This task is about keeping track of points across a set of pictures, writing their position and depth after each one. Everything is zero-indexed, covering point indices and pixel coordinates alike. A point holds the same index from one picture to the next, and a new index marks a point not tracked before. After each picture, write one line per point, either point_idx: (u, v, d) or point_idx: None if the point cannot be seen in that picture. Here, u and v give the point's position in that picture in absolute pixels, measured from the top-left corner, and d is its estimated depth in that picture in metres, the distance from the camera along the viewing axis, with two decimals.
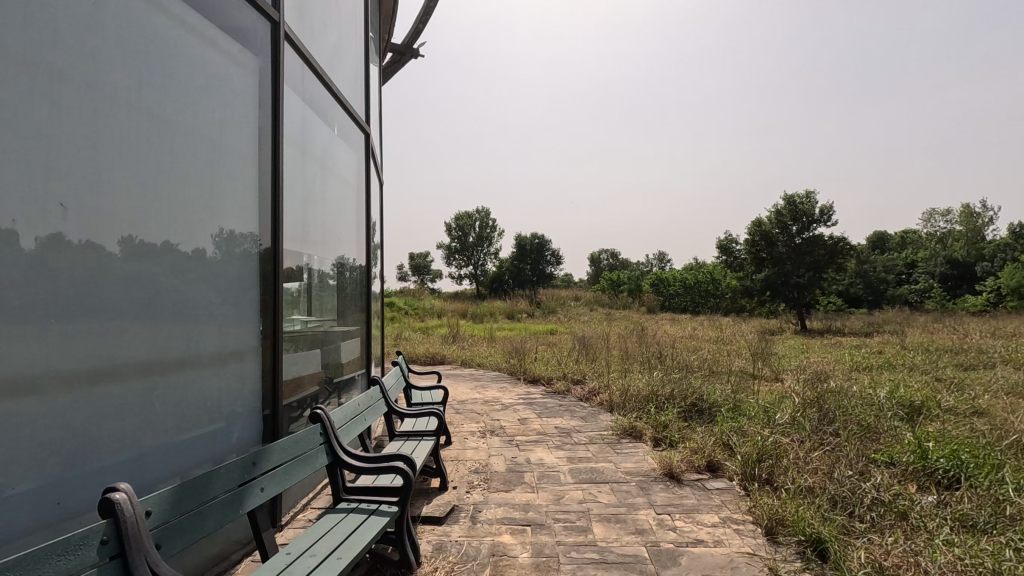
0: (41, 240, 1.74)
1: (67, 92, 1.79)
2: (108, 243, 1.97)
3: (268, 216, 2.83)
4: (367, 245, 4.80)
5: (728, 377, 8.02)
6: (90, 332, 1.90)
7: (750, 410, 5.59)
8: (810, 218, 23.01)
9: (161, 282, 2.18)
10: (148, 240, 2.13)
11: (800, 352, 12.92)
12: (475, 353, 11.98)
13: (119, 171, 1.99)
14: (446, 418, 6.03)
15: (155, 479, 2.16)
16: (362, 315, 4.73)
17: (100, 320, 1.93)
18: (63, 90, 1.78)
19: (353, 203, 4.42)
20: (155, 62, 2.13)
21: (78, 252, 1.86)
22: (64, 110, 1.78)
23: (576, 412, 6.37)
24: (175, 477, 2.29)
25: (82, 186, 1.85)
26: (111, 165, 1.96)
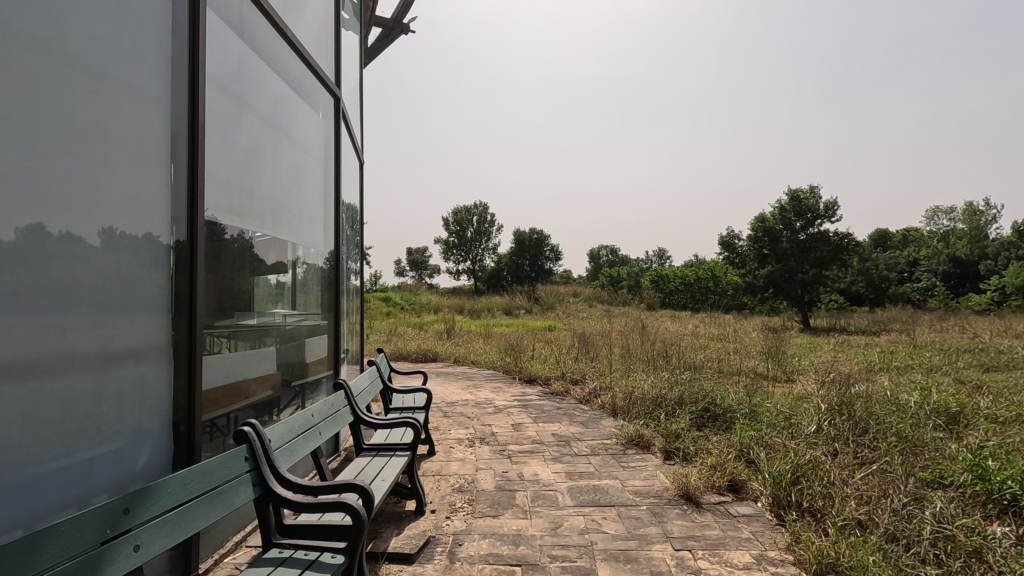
0: (20, 229, 1.57)
1: (38, 63, 1.58)
2: (86, 234, 1.78)
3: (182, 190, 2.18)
4: (336, 233, 4.16)
5: (740, 378, 7.45)
6: (68, 328, 1.71)
7: (769, 418, 5.01)
8: (814, 214, 22.40)
9: (138, 275, 1.96)
10: (129, 231, 1.94)
11: (809, 351, 12.39)
12: (470, 350, 11.40)
13: (94, 154, 1.78)
14: (432, 423, 5.45)
15: (25, 518, 1.59)
16: (333, 311, 4.10)
17: (74, 310, 1.72)
18: (33, 60, 1.57)
19: (317, 182, 3.78)
20: (128, 28, 1.90)
21: (59, 244, 1.68)
22: (35, 81, 1.58)
23: (575, 416, 5.80)
24: (69, 510, 1.73)
25: (60, 171, 1.67)
26: (82, 146, 1.74)
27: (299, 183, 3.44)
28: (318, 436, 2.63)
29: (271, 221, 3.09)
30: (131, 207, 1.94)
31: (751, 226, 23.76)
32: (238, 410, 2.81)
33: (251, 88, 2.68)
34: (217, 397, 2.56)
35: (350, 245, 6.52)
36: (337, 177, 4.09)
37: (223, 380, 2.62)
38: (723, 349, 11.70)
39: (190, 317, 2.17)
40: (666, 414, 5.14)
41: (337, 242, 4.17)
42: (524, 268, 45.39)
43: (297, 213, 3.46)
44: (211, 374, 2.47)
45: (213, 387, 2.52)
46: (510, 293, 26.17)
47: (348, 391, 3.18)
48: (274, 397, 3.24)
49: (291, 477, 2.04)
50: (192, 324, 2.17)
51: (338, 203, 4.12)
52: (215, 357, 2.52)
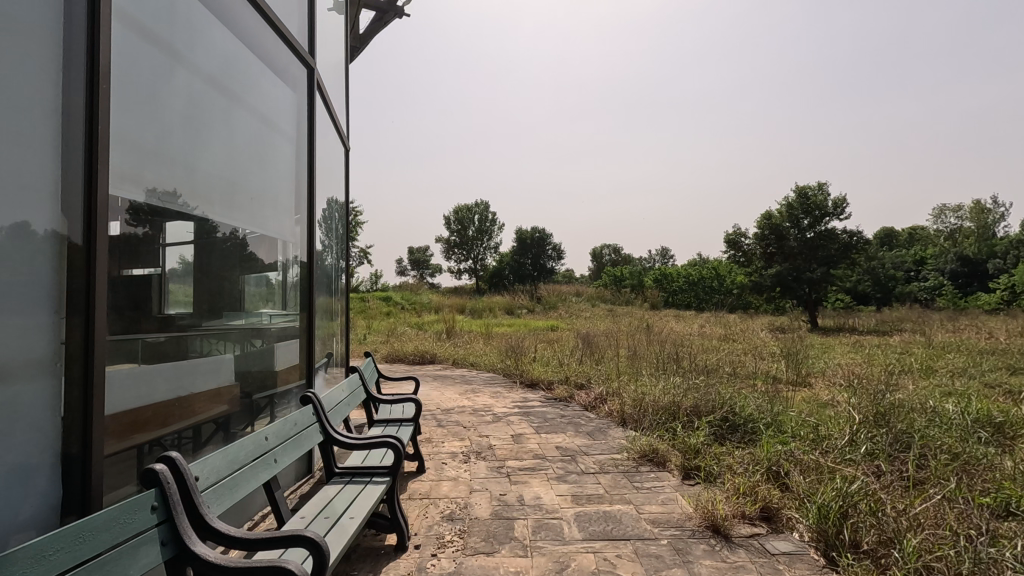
0: None
1: None
2: (42, 227, 1.56)
3: (79, 179, 1.66)
4: (311, 227, 3.61)
5: (757, 384, 6.96)
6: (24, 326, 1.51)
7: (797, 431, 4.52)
8: (822, 211, 21.86)
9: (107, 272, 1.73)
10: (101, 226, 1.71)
11: (822, 352, 11.88)
12: (469, 351, 10.92)
13: (42, 137, 1.55)
14: (424, 434, 4.98)
15: None
16: (307, 312, 3.57)
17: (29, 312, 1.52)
18: None
19: (285, 167, 3.26)
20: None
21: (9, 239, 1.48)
22: None
23: (581, 426, 5.32)
24: None
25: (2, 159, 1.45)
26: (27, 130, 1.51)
27: (257, 164, 2.93)
28: (273, 464, 2.16)
29: (217, 202, 2.57)
30: (32, 180, 1.53)
31: (758, 224, 23.23)
32: (179, 430, 2.36)
33: (188, 38, 2.21)
34: (143, 419, 2.10)
35: (334, 240, 6.05)
36: (312, 165, 3.57)
37: (154, 397, 2.16)
38: (733, 350, 11.20)
39: (87, 310, 1.67)
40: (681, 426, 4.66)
41: (311, 236, 3.62)
42: (526, 267, 44.94)
43: (255, 197, 2.94)
44: (132, 390, 2.01)
45: (140, 406, 2.06)
46: (512, 292, 25.66)
47: (317, 405, 2.72)
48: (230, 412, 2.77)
49: (215, 525, 1.58)
50: (91, 320, 1.67)
51: (314, 195, 3.60)
52: (142, 370, 2.06)
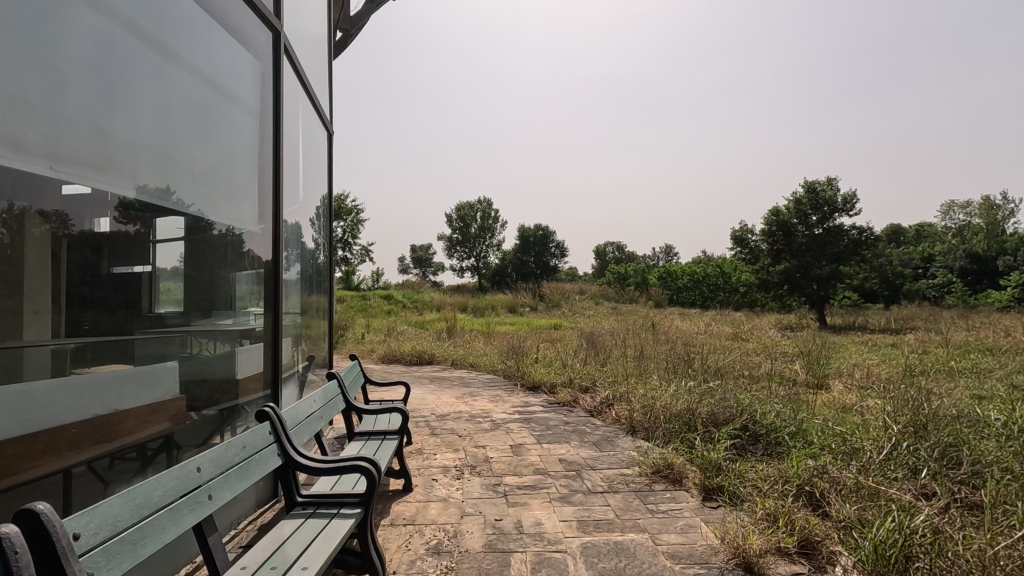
0: None
1: None
2: None
3: None
4: (276, 216, 3.14)
5: (774, 387, 6.51)
6: None
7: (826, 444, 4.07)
8: (832, 207, 21.35)
9: None
10: None
11: (836, 351, 11.41)
12: (468, 351, 10.46)
13: None
14: (415, 444, 4.56)
15: None
16: (272, 312, 3.10)
17: None
18: None
19: (245, 145, 2.81)
20: None
21: None
22: None
23: (587, 435, 4.89)
24: None
25: None
26: None
27: (208, 139, 2.49)
28: (206, 501, 1.73)
29: (144, 182, 2.13)
30: None
31: (765, 220, 22.72)
32: (92, 459, 1.92)
33: None
34: (27, 452, 1.66)
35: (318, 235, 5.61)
36: (278, 146, 3.11)
37: (81, 413, 1.86)
38: (744, 350, 10.73)
39: None
40: (698, 437, 4.21)
41: (278, 226, 3.15)
42: (529, 265, 44.48)
43: (204, 178, 2.50)
44: (15, 412, 1.62)
45: (58, 425, 1.77)
46: (514, 290, 25.19)
47: (276, 424, 2.31)
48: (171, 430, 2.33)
49: None
50: None
51: (281, 179, 3.14)
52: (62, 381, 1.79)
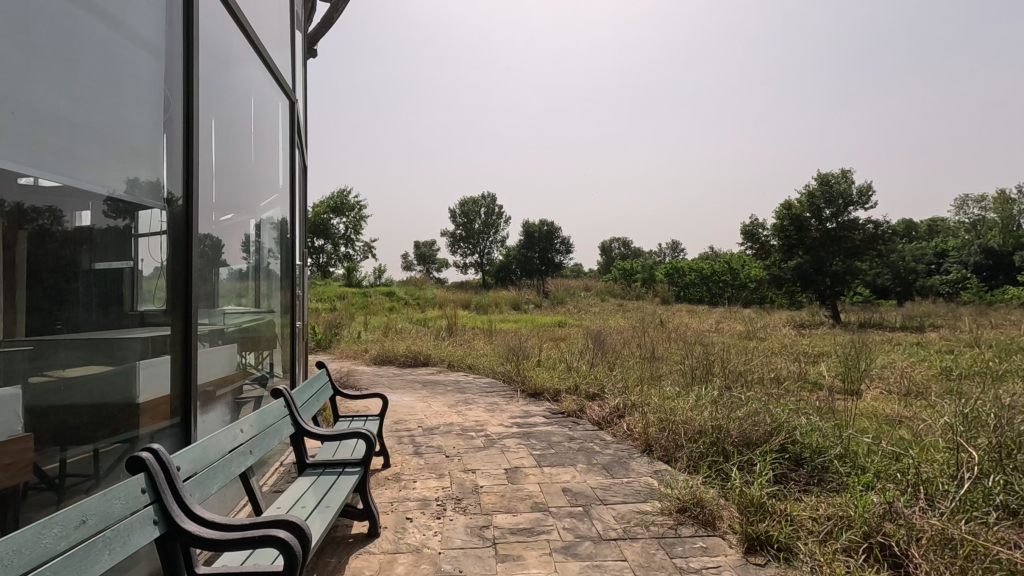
0: None
1: None
2: None
3: None
4: (188, 183, 2.39)
5: (806, 397, 5.77)
6: None
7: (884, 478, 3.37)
8: (846, 200, 20.56)
9: None
10: None
11: (858, 351, 10.66)
12: (467, 352, 9.75)
13: None
14: (393, 468, 3.87)
15: None
16: (182, 313, 2.36)
17: None
18: None
19: (139, 85, 2.08)
20: None
21: None
22: None
23: (595, 455, 4.19)
24: None
25: None
26: None
27: (72, 77, 1.79)
28: None
29: None
30: None
31: (776, 214, 21.92)
32: None
33: None
34: None
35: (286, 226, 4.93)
36: (189, 87, 2.38)
37: None
38: (763, 351, 9.97)
39: None
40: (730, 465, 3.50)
41: (191, 199, 2.41)
42: (533, 262, 43.74)
43: (73, 129, 1.80)
44: None
45: None
46: (518, 286, 24.53)
47: (169, 469, 1.66)
48: (60, 457, 1.82)
49: None
50: None
51: (195, 133, 2.40)
52: None
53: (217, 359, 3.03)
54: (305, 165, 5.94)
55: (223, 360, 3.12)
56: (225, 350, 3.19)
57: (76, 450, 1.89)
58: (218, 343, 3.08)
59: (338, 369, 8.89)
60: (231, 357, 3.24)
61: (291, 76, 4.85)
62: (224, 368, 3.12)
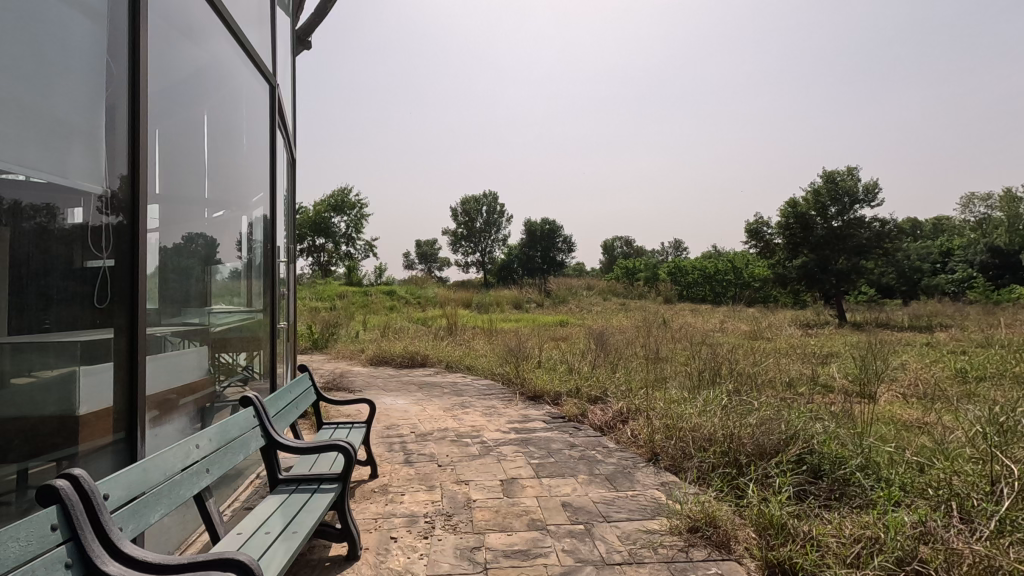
0: None
1: None
2: None
3: None
4: (134, 166, 2.09)
5: (819, 401, 5.49)
6: None
7: (913, 496, 3.09)
8: (852, 198, 20.21)
9: None
10: None
11: (868, 352, 10.35)
12: (466, 353, 9.47)
13: None
14: (380, 479, 3.61)
15: None
16: (127, 312, 2.06)
17: None
18: None
19: (69, 49, 1.80)
20: None
21: None
22: None
23: (598, 464, 3.92)
24: None
25: None
26: None
27: None
28: None
29: None
30: None
31: (781, 212, 21.57)
32: None
33: None
34: None
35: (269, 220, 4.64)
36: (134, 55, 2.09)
37: None
38: (770, 352, 9.66)
39: None
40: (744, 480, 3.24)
41: (137, 185, 2.11)
42: (535, 260, 43.42)
43: None
44: None
45: None
46: (520, 285, 24.23)
47: (94, 500, 1.40)
48: (17, 469, 1.69)
49: None
50: None
51: (143, 112, 2.12)
52: None
53: (181, 363, 2.77)
54: (292, 157, 5.64)
55: (187, 365, 2.85)
56: (191, 354, 2.92)
57: (40, 461, 1.76)
58: (183, 345, 2.81)
59: (332, 370, 8.62)
60: (198, 360, 2.97)
61: (272, 60, 4.55)
62: (189, 374, 2.86)
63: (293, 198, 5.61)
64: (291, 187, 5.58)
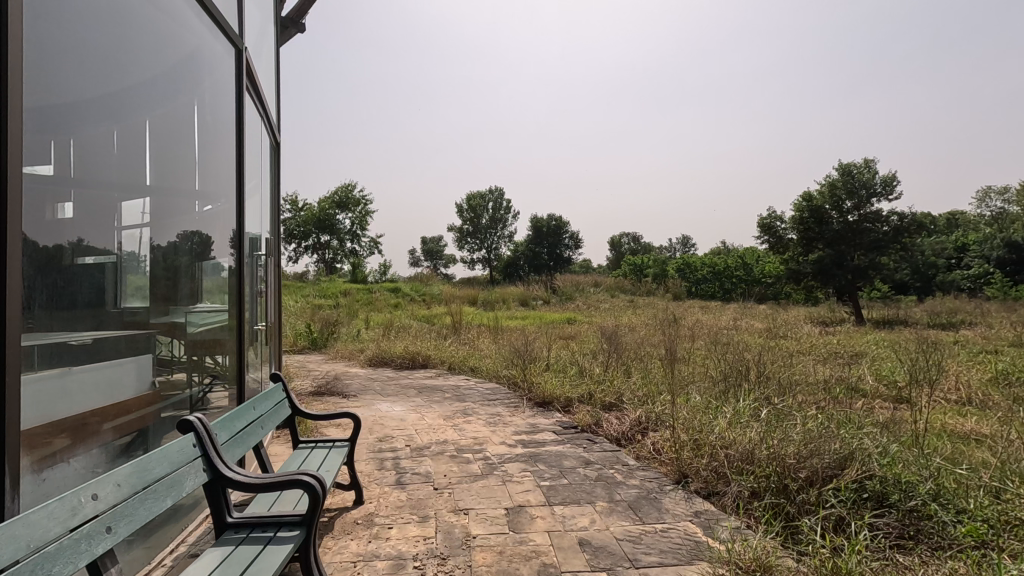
0: None
1: None
2: None
3: None
4: None
5: (858, 410, 4.92)
6: None
7: (1004, 536, 2.54)
8: (869, 191, 19.44)
9: None
10: None
11: (896, 352, 9.71)
12: (470, 353, 8.95)
13: None
14: (365, 508, 3.11)
15: None
16: None
17: None
18: None
19: None
20: None
21: None
22: None
23: (618, 488, 3.40)
24: None
25: None
26: None
27: None
28: None
29: None
30: None
31: (794, 206, 20.88)
32: None
33: None
34: None
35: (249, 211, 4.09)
36: None
37: None
38: (793, 352, 9.07)
39: None
40: (805, 522, 2.68)
41: None
42: (541, 257, 42.81)
43: None
44: None
45: None
46: (526, 282, 23.66)
47: None
48: None
49: None
50: None
51: None
52: None
53: (113, 378, 2.28)
54: (274, 142, 5.14)
55: (126, 380, 2.36)
56: (133, 365, 2.44)
57: None
58: (117, 356, 2.32)
59: (328, 372, 8.12)
60: (141, 373, 2.48)
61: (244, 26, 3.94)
62: (127, 390, 2.37)
63: (275, 188, 5.12)
64: (273, 176, 5.09)
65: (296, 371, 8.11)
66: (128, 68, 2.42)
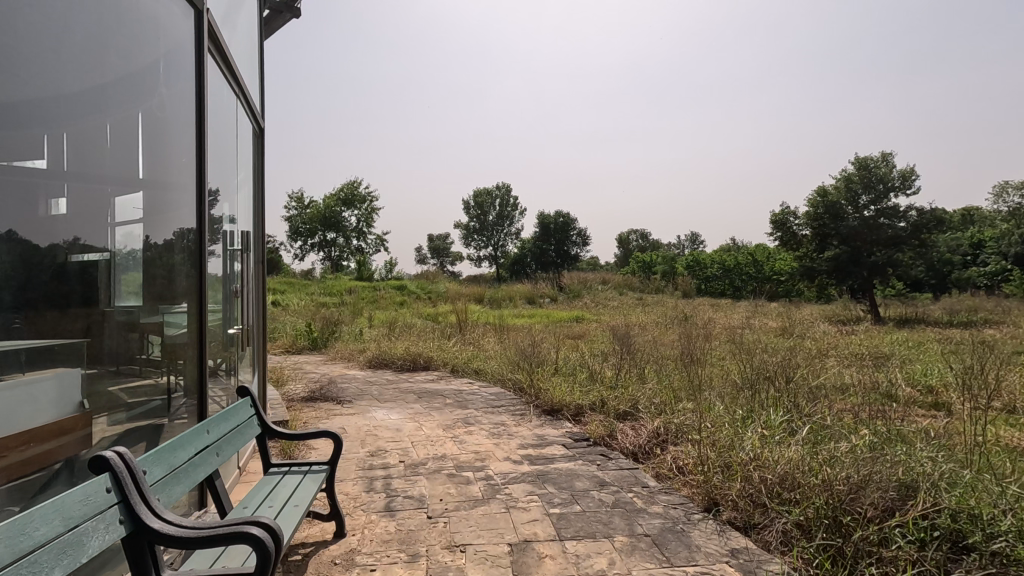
0: None
1: None
2: None
3: None
4: None
5: (902, 421, 4.44)
6: None
7: None
8: (887, 185, 18.75)
9: None
10: None
11: (924, 354, 9.16)
12: (474, 354, 8.52)
13: None
14: (346, 542, 2.69)
15: None
16: None
17: None
18: None
19: None
20: None
21: None
22: None
23: (639, 518, 2.96)
24: None
25: None
26: None
27: None
28: None
29: None
30: None
31: (809, 201, 20.23)
32: None
33: None
34: None
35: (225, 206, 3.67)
36: None
37: None
38: (815, 353, 8.56)
39: None
40: None
41: None
42: (548, 254, 42.33)
43: None
44: None
45: None
46: (533, 279, 23.20)
47: None
48: None
49: None
50: None
51: None
52: None
53: (11, 402, 1.82)
54: (258, 129, 4.73)
55: (32, 404, 1.91)
56: (43, 386, 1.97)
57: None
58: (10, 377, 1.83)
59: (324, 375, 7.72)
60: (56, 394, 2.02)
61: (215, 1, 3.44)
62: (26, 418, 1.88)
63: (258, 178, 4.73)
64: (257, 164, 4.70)
65: (292, 373, 7.74)
66: (66, 69, 2.04)
